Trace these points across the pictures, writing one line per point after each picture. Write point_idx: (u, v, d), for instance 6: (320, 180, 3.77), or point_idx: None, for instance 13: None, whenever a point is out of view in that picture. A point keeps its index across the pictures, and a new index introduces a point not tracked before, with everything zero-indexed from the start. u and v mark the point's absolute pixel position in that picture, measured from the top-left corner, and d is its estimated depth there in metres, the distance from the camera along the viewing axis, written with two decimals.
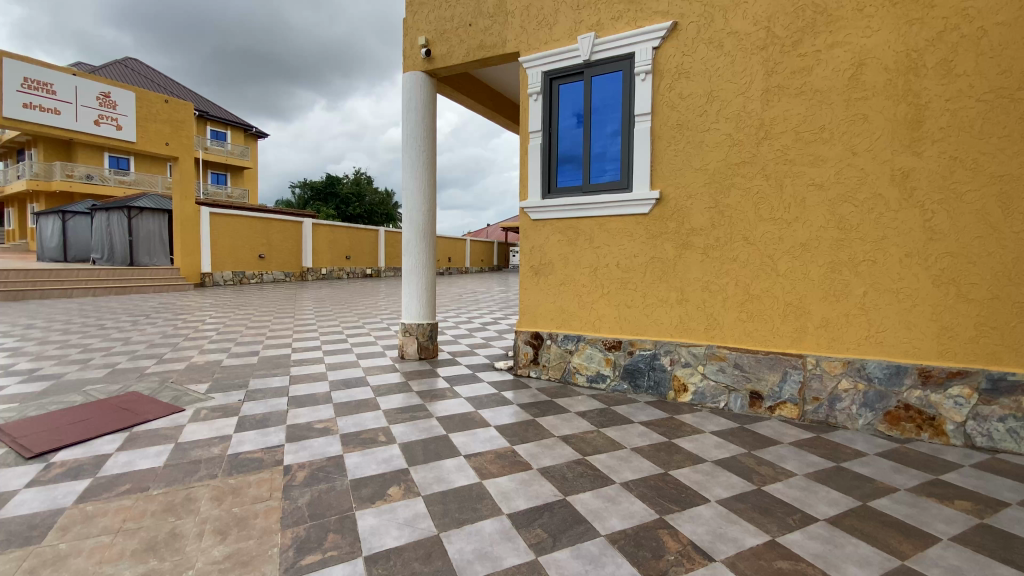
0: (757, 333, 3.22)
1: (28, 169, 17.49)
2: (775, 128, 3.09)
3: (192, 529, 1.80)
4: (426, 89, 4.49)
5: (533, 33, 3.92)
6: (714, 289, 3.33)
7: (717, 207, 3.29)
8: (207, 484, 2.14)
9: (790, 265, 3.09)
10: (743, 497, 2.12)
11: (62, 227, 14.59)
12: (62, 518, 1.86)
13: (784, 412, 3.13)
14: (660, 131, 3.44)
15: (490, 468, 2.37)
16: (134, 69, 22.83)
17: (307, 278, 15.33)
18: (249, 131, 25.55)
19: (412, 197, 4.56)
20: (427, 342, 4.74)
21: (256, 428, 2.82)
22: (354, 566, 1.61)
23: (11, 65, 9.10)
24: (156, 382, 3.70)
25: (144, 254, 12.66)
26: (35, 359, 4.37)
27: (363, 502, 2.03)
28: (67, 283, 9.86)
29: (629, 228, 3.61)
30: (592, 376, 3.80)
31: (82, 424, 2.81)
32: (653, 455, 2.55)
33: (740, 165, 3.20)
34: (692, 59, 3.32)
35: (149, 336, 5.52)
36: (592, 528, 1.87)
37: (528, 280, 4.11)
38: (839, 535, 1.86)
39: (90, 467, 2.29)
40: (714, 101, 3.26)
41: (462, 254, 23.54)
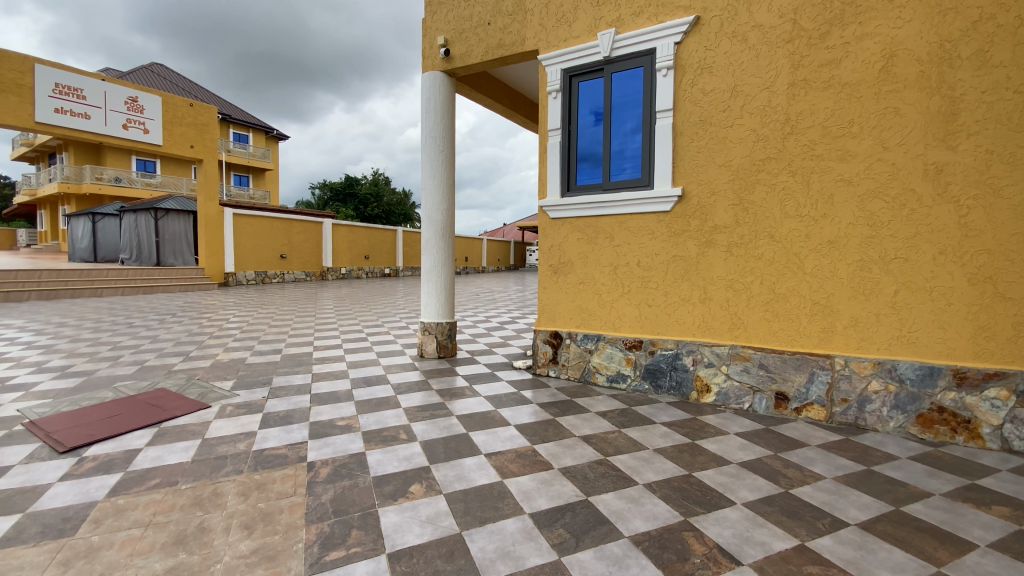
0: (782, 332, 3.15)
1: (59, 172, 18.02)
2: (801, 123, 3.02)
3: (220, 523, 1.83)
4: (445, 89, 4.50)
5: (552, 31, 3.90)
6: (738, 288, 3.27)
7: (741, 204, 3.23)
8: (233, 480, 2.18)
9: (817, 263, 3.01)
10: (770, 500, 2.07)
11: (93, 229, 15.06)
12: (95, 511, 1.91)
13: (810, 413, 3.06)
14: (683, 128, 3.40)
15: (510, 467, 2.36)
16: (159, 73, 23.43)
17: (328, 278, 15.51)
18: (270, 133, 26.02)
19: (431, 197, 4.57)
20: (446, 341, 4.75)
21: (280, 425, 2.86)
22: (378, 563, 1.61)
23: (43, 70, 9.31)
24: (183, 379, 3.79)
25: (170, 254, 12.98)
26: (68, 356, 4.51)
27: (386, 499, 2.04)
28: (97, 283, 10.13)
29: (649, 226, 3.56)
30: (612, 376, 3.76)
31: (112, 420, 2.88)
32: (676, 456, 2.51)
33: (765, 160, 3.13)
34: (715, 54, 3.26)
35: (175, 334, 5.64)
36: (616, 529, 1.84)
37: (546, 279, 4.09)
38: (872, 541, 1.80)
39: (120, 462, 2.35)
40: (738, 96, 3.20)
41: (478, 254, 23.57)
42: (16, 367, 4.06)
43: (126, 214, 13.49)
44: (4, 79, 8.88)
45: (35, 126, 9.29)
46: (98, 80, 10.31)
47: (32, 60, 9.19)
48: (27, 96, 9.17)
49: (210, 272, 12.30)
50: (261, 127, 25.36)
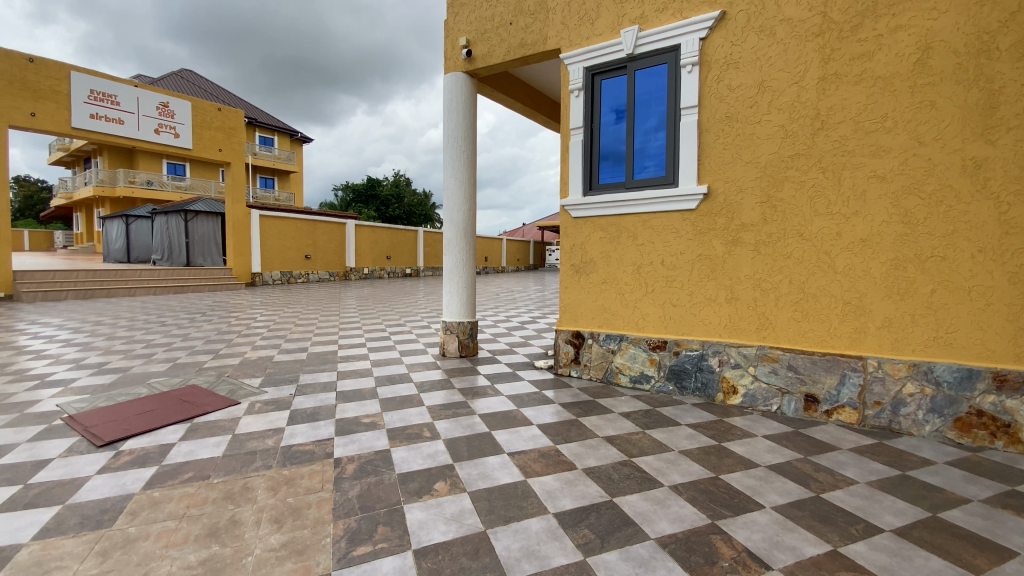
0: (812, 333, 3.07)
1: (93, 176, 18.65)
2: (832, 118, 2.94)
3: (250, 517, 1.87)
4: (467, 90, 4.53)
5: (574, 29, 3.88)
6: (766, 288, 3.21)
7: (769, 201, 3.16)
8: (262, 475, 2.22)
9: (849, 263, 2.93)
10: (801, 505, 2.02)
11: (126, 230, 15.59)
12: (131, 503, 1.98)
13: (841, 416, 2.98)
14: (708, 125, 3.34)
15: (534, 467, 2.36)
16: (189, 79, 24.11)
17: (351, 278, 15.72)
18: (295, 136, 26.54)
19: (453, 197, 4.60)
20: (467, 340, 4.78)
21: (307, 422, 2.91)
22: (403, 559, 1.63)
23: (79, 78, 9.64)
24: (213, 376, 3.89)
25: (199, 255, 13.35)
26: (104, 353, 4.66)
27: (411, 496, 2.05)
28: (130, 283, 10.46)
29: (674, 224, 3.52)
30: (636, 377, 3.73)
31: (146, 415, 2.97)
32: (703, 458, 2.47)
33: (794, 157, 3.06)
34: (742, 49, 3.21)
35: (205, 333, 5.79)
36: (642, 531, 1.82)
37: (568, 278, 4.08)
38: (908, 548, 1.74)
39: (155, 456, 2.42)
40: (765, 92, 3.14)
41: (497, 254, 23.63)
42: (55, 364, 4.21)
43: (157, 216, 13.92)
44: (42, 86, 9.23)
45: (71, 131, 9.67)
46: (131, 86, 10.62)
47: (69, 67, 9.53)
48: (64, 102, 9.53)
49: (238, 271, 12.63)
50: (286, 130, 25.87)
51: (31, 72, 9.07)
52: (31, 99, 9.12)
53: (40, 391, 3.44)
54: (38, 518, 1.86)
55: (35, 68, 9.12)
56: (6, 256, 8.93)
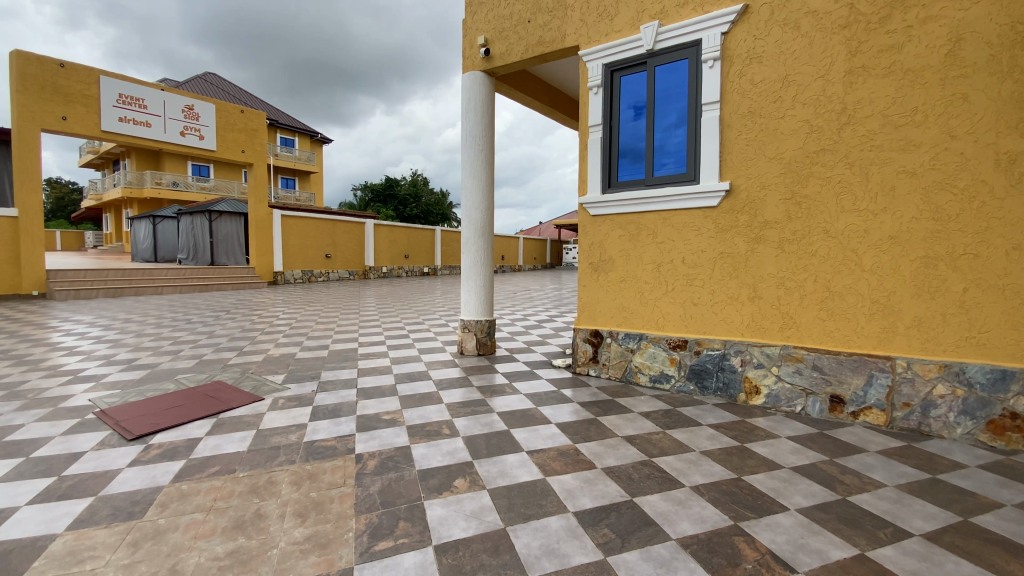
0: (838, 333, 3.00)
1: (122, 178, 19.18)
2: (859, 112, 2.87)
3: (275, 510, 1.91)
4: (485, 89, 4.53)
5: (592, 26, 3.85)
6: (790, 286, 3.15)
7: (793, 198, 3.10)
8: (286, 469, 2.26)
9: (877, 261, 2.85)
10: (826, 507, 1.98)
11: (154, 230, 16.01)
12: (161, 495, 2.03)
13: (868, 418, 2.91)
14: (730, 120, 3.29)
15: (553, 465, 2.35)
16: (213, 82, 24.64)
17: (370, 277, 15.90)
18: (315, 137, 26.94)
19: (471, 196, 4.61)
20: (485, 339, 4.79)
21: (329, 418, 2.96)
22: (424, 555, 1.64)
23: (108, 82, 9.92)
24: (237, 372, 3.97)
25: (223, 254, 13.64)
26: (133, 350, 4.80)
27: (431, 492, 2.07)
28: (157, 282, 10.74)
29: (695, 222, 3.47)
30: (655, 377, 3.69)
31: (174, 410, 3.05)
32: (725, 459, 2.44)
33: (819, 153, 3.00)
34: (765, 43, 3.15)
35: (229, 331, 5.91)
36: (663, 531, 1.80)
37: (587, 277, 4.06)
38: (938, 553, 1.69)
39: (182, 450, 2.48)
40: (789, 86, 3.08)
41: (514, 253, 23.62)
42: (87, 360, 4.35)
43: (183, 216, 14.25)
44: (73, 90, 9.52)
45: (101, 134, 9.95)
46: (157, 90, 10.89)
47: (99, 72, 9.80)
48: (94, 106, 9.81)
49: (260, 271, 12.90)
50: (306, 131, 26.26)
51: (63, 77, 9.37)
52: (63, 103, 9.41)
53: (73, 386, 3.57)
54: (72, 509, 1.92)
55: (65, 73, 9.41)
56: (40, 256, 9.24)
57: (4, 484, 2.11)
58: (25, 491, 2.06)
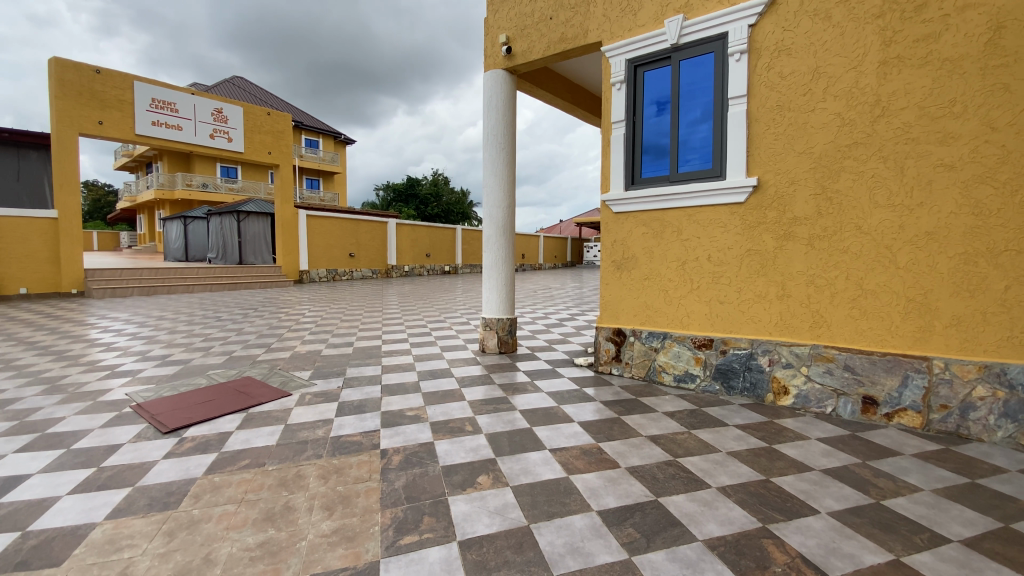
0: (871, 332, 2.91)
1: (155, 180, 19.82)
2: (894, 104, 2.77)
3: (303, 503, 1.95)
4: (506, 87, 4.54)
5: (616, 21, 3.81)
6: (821, 284, 3.06)
7: (824, 193, 3.02)
8: (314, 463, 2.31)
9: (912, 258, 2.76)
10: (860, 511, 1.93)
11: (185, 230, 16.52)
12: (194, 486, 2.09)
13: (903, 420, 2.81)
14: (758, 114, 3.23)
15: (576, 464, 2.34)
16: (241, 85, 25.25)
17: (393, 275, 16.07)
18: (339, 138, 27.36)
19: (493, 194, 4.62)
20: (506, 337, 4.80)
21: (355, 413, 3.01)
22: (449, 550, 1.65)
23: (142, 87, 10.25)
24: (266, 368, 4.07)
25: (251, 254, 13.96)
26: (167, 346, 4.96)
27: (455, 488, 2.08)
28: (189, 281, 11.05)
29: (722, 218, 3.41)
30: (680, 376, 3.64)
31: (206, 405, 3.14)
32: (752, 460, 2.39)
33: (851, 146, 2.91)
34: (795, 35, 3.07)
35: (257, 328, 6.06)
36: (689, 532, 1.78)
37: (610, 275, 4.03)
38: (977, 560, 1.63)
39: (215, 443, 2.56)
40: (820, 79, 3.00)
41: (534, 251, 23.62)
42: (123, 356, 4.52)
43: (212, 217, 14.65)
44: (108, 95, 9.87)
45: (136, 138, 10.31)
46: (188, 94, 11.20)
47: (133, 77, 10.14)
48: (128, 111, 10.16)
49: (287, 269, 13.18)
50: (330, 132, 26.69)
51: (99, 82, 9.72)
52: (99, 108, 9.77)
53: (110, 380, 3.70)
54: (110, 499, 2.00)
55: (101, 79, 9.74)
56: (79, 256, 9.60)
57: (47, 474, 2.20)
58: (67, 481, 2.14)
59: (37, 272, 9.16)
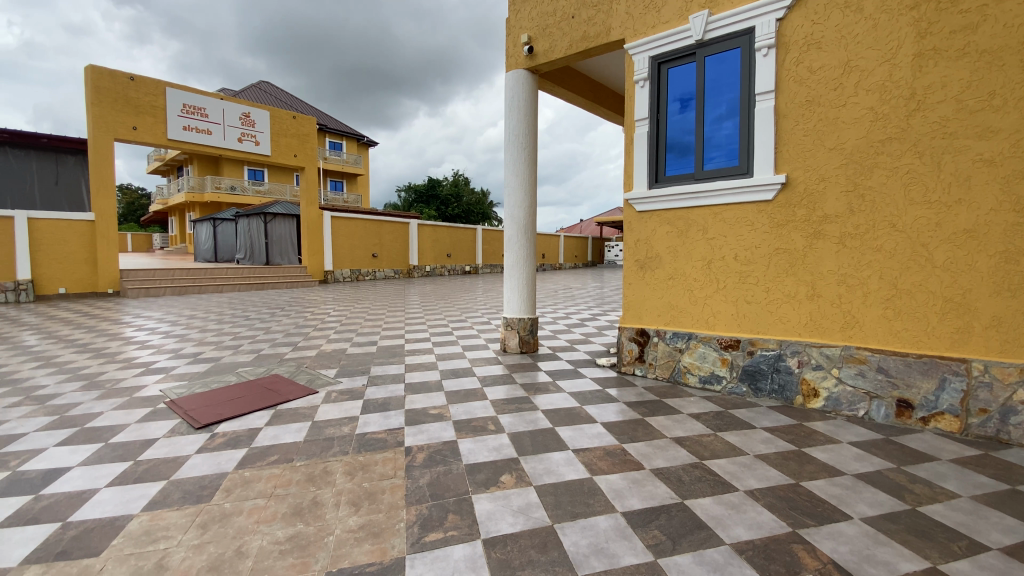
0: (906, 333, 2.82)
1: (186, 183, 20.43)
2: (930, 98, 2.68)
3: (330, 499, 1.98)
4: (528, 87, 4.54)
5: (639, 18, 3.77)
6: (853, 284, 2.98)
7: (856, 190, 2.93)
8: (340, 460, 2.35)
9: (950, 256, 2.66)
10: (894, 518, 1.87)
11: (214, 231, 16.99)
12: (226, 480, 2.15)
13: (940, 424, 2.72)
14: (786, 110, 3.15)
15: (600, 464, 2.32)
16: (268, 90, 25.83)
17: (414, 275, 16.22)
18: (361, 140, 27.75)
19: (514, 194, 4.63)
20: (528, 337, 4.80)
21: (379, 411, 3.04)
22: (473, 548, 1.66)
23: (174, 94, 10.59)
24: (293, 366, 4.16)
25: (277, 254, 14.26)
26: (198, 344, 5.11)
27: (478, 486, 2.09)
28: (218, 280, 11.34)
29: (749, 217, 3.35)
30: (705, 377, 3.59)
31: (237, 401, 3.22)
32: (781, 464, 2.34)
33: (885, 142, 2.82)
34: (825, 28, 2.99)
35: (283, 327, 6.20)
36: (716, 535, 1.75)
37: (633, 274, 3.99)
38: (1021, 569, 1.56)
39: (245, 438, 2.62)
40: (851, 72, 2.91)
41: (554, 250, 23.55)
42: (158, 353, 4.67)
43: (240, 219, 15.02)
44: (142, 102, 10.21)
45: (168, 142, 10.67)
46: (217, 99, 11.51)
47: (165, 84, 10.46)
48: (161, 116, 10.51)
49: (312, 270, 13.42)
50: (353, 134, 27.07)
51: (134, 89, 10.06)
52: (133, 114, 10.12)
53: (145, 377, 3.84)
54: (146, 491, 2.06)
55: (135, 85, 10.07)
56: (115, 257, 9.96)
57: (87, 467, 2.29)
58: (105, 474, 2.23)
59: (77, 273, 9.55)
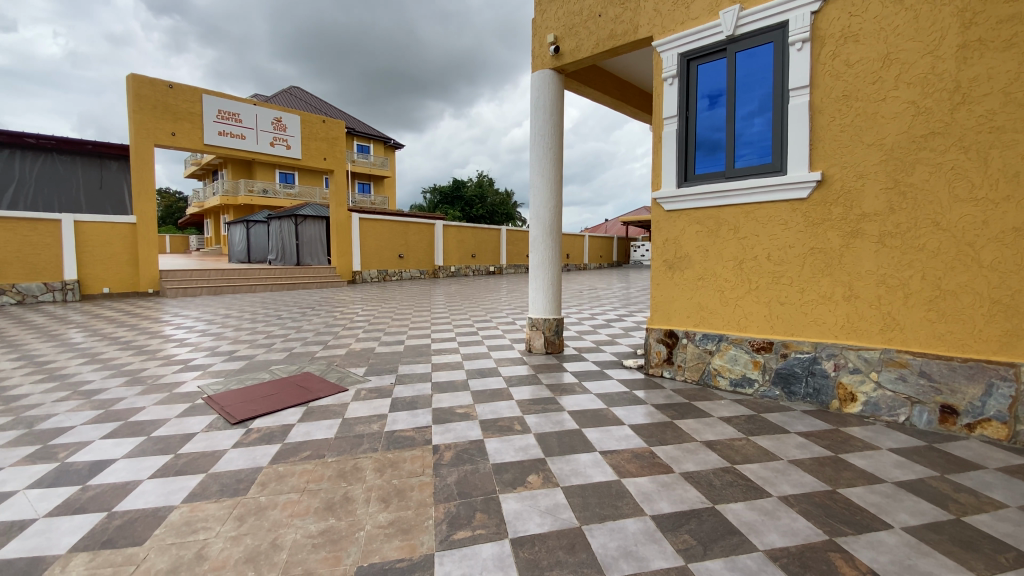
0: (951, 336, 2.70)
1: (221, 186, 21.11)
2: (976, 91, 2.56)
3: (361, 495, 2.02)
4: (554, 87, 4.53)
5: (667, 15, 3.72)
6: (893, 285, 2.87)
7: (896, 187, 2.83)
8: (370, 456, 2.39)
9: (997, 256, 2.54)
10: (938, 528, 1.79)
11: (247, 233, 17.50)
12: (261, 475, 2.21)
13: (987, 432, 2.59)
14: (822, 105, 3.06)
15: (628, 467, 2.30)
16: (298, 95, 26.50)
17: (440, 276, 16.37)
18: (388, 143, 28.17)
19: (539, 195, 4.63)
20: (553, 337, 4.78)
21: (407, 409, 3.08)
22: (502, 547, 1.67)
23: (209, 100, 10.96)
24: (324, 364, 4.25)
25: (307, 255, 14.60)
26: (233, 343, 5.28)
27: (506, 486, 2.10)
28: (251, 280, 11.68)
29: (783, 216, 3.26)
30: (736, 380, 3.51)
31: (270, 397, 3.32)
32: (816, 470, 2.27)
33: (927, 137, 2.71)
34: (863, 20, 2.89)
35: (314, 326, 6.34)
36: (749, 541, 1.71)
37: (661, 275, 3.94)
38: None
39: (278, 434, 2.70)
40: (891, 65, 2.81)
41: (579, 250, 23.43)
42: (195, 351, 4.84)
43: (272, 221, 15.44)
44: (180, 109, 10.60)
45: (204, 147, 11.04)
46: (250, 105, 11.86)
47: (201, 91, 10.83)
48: (198, 122, 10.88)
49: (340, 270, 13.70)
50: (380, 137, 27.51)
51: (172, 96, 10.44)
52: (172, 120, 10.51)
53: (184, 373, 3.98)
54: (186, 483, 2.14)
55: (173, 93, 10.44)
56: (154, 258, 10.36)
57: (130, 460, 2.39)
58: (147, 466, 2.32)
59: (119, 274, 9.97)
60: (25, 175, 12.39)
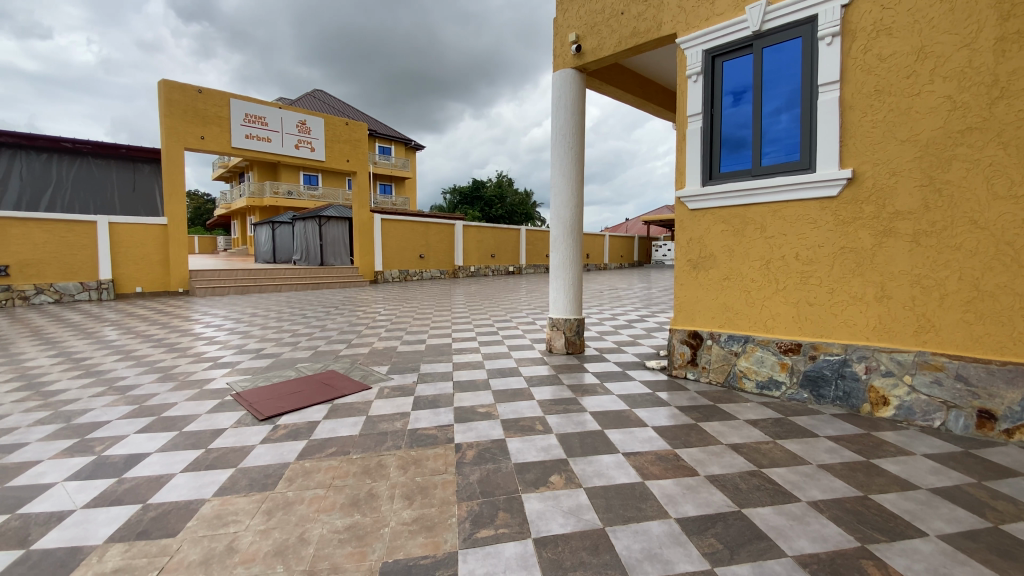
0: (989, 339, 2.60)
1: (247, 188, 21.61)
2: (1016, 84, 2.46)
3: (385, 491, 2.04)
4: (575, 86, 4.51)
5: (691, 12, 3.67)
6: (927, 285, 2.78)
7: (931, 184, 2.74)
8: (394, 454, 2.42)
9: None
10: (976, 536, 1.73)
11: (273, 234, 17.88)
12: (288, 470, 2.26)
13: None
14: (852, 101, 2.98)
15: (651, 469, 2.28)
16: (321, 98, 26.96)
17: (460, 276, 16.47)
18: (409, 144, 28.44)
19: (561, 195, 4.61)
20: (574, 337, 4.76)
21: (430, 408, 3.11)
22: (525, 546, 1.67)
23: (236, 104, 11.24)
24: (347, 362, 4.32)
25: (330, 256, 14.84)
26: (260, 341, 5.41)
27: (528, 485, 2.10)
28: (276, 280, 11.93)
29: (811, 214, 3.19)
30: (763, 383, 3.45)
31: (296, 395, 3.39)
32: (847, 475, 2.22)
33: (964, 132, 2.62)
34: (896, 12, 2.81)
35: (338, 325, 6.44)
36: (777, 546, 1.68)
37: (685, 275, 3.89)
38: None
39: (304, 431, 2.75)
40: (926, 59, 2.72)
41: (599, 250, 23.28)
42: (224, 349, 4.97)
43: (297, 222, 15.74)
44: (209, 113, 10.89)
45: (232, 150, 11.32)
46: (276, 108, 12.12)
47: (229, 95, 11.11)
48: (225, 125, 11.16)
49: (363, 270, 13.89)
50: (401, 139, 27.79)
51: (201, 101, 10.73)
52: (201, 124, 10.80)
53: (213, 370, 4.10)
54: (217, 477, 2.20)
55: (202, 97, 10.74)
56: (184, 258, 10.65)
57: (164, 453, 2.47)
58: (179, 460, 2.39)
59: (150, 274, 10.28)
60: (64, 179, 12.89)
